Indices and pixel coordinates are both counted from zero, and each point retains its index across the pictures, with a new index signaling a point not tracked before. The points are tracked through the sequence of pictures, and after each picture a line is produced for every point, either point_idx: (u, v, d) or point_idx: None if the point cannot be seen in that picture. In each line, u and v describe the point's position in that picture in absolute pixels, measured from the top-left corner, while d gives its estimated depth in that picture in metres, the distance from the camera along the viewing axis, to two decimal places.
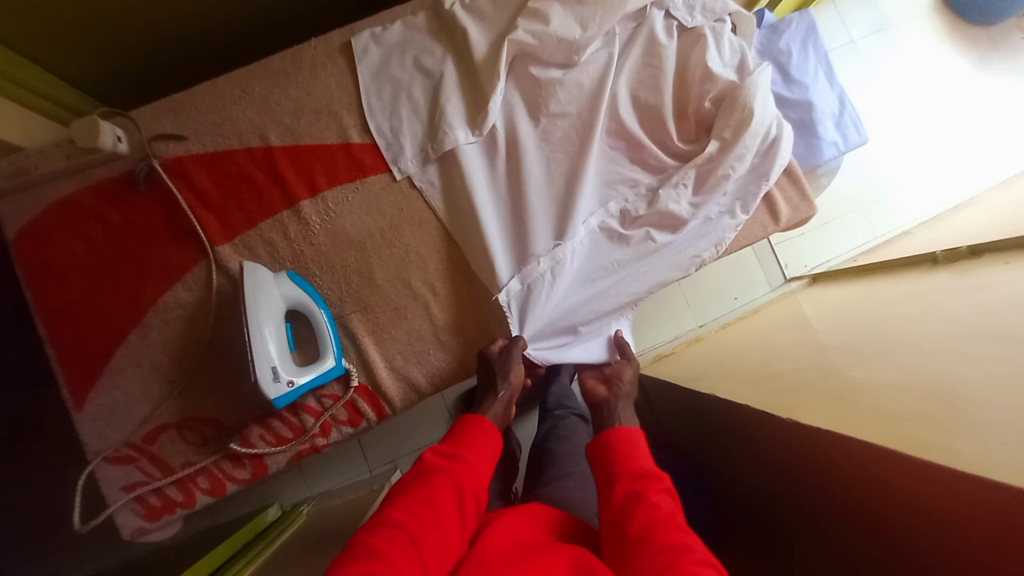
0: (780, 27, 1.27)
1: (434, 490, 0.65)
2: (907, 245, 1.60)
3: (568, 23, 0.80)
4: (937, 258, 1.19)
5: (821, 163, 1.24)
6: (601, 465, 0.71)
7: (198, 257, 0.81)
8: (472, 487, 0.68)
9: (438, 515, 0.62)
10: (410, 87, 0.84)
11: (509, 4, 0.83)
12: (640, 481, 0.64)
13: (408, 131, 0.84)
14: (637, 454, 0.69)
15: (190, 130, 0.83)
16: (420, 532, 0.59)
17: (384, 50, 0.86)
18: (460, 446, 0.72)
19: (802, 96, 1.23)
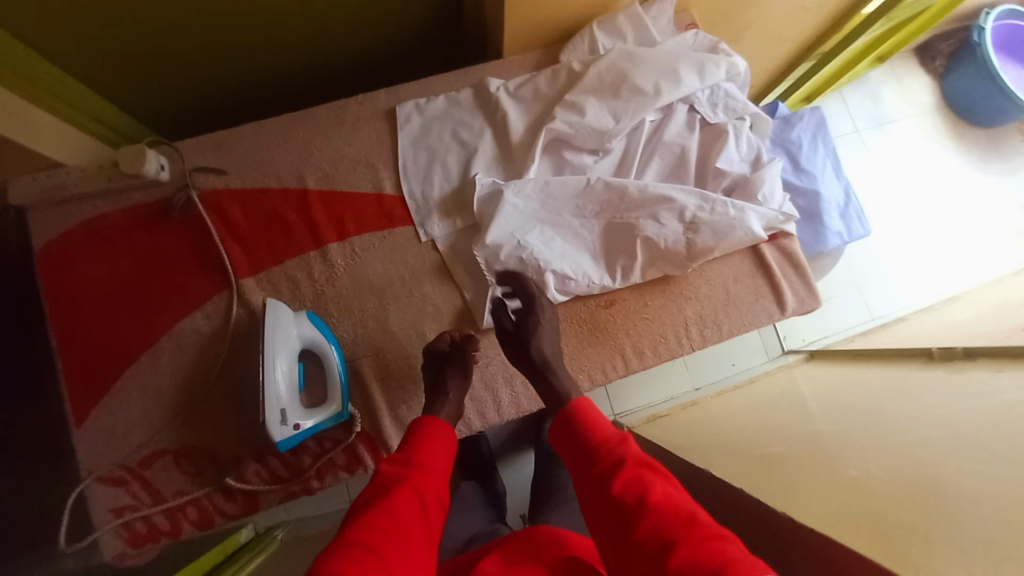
0: (792, 119, 1.35)
1: (397, 503, 0.59)
2: (902, 331, 1.65)
3: (602, 116, 0.87)
4: (933, 355, 1.24)
5: (825, 250, 1.30)
6: (570, 452, 0.64)
7: (220, 287, 0.84)
8: (432, 489, 0.62)
9: (398, 525, 0.56)
10: (447, 153, 0.90)
11: (548, 93, 0.91)
12: (611, 458, 0.59)
13: (439, 197, 0.88)
14: (598, 432, 0.63)
15: (231, 166, 0.88)
16: (382, 550, 0.54)
17: (425, 120, 0.91)
18: (418, 448, 0.67)
19: (810, 186, 1.29)
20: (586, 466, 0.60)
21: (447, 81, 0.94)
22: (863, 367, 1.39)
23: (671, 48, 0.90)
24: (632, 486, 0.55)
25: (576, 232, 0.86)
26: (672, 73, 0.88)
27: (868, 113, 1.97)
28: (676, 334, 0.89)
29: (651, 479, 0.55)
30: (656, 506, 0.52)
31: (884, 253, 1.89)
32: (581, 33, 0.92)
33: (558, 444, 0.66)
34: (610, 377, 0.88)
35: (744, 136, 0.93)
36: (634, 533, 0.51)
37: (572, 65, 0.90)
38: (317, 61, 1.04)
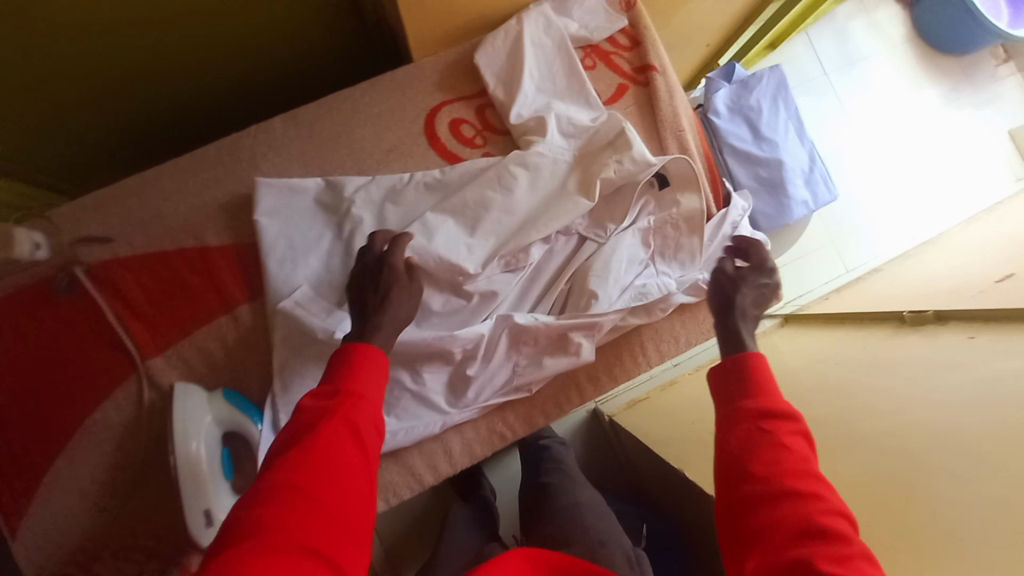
0: (750, 82, 1.24)
1: (333, 452, 0.53)
2: (880, 286, 1.61)
3: (455, 240, 0.78)
4: (904, 319, 1.20)
5: (792, 221, 1.23)
6: (722, 400, 0.69)
7: (127, 370, 0.76)
8: (365, 421, 0.58)
9: (333, 468, 0.52)
10: (292, 266, 0.77)
11: (417, 202, 0.81)
12: (777, 416, 0.64)
13: (324, 270, 0.79)
14: (768, 390, 0.67)
15: (116, 231, 0.78)
16: (297, 512, 0.48)
17: (282, 196, 0.78)
18: (346, 375, 0.61)
19: (772, 155, 1.21)
20: (738, 412, 0.66)
21: (353, 97, 0.83)
22: (837, 334, 1.36)
23: (562, 143, 0.82)
24: (790, 446, 0.61)
25: (421, 361, 0.76)
26: (555, 173, 0.81)
27: (836, 52, 1.85)
28: (631, 353, 0.84)
29: (805, 452, 0.60)
30: (800, 475, 0.58)
31: (857, 202, 1.83)
32: (499, 28, 0.82)
33: (715, 385, 0.72)
34: (566, 408, 0.83)
35: (611, 207, 0.82)
36: (760, 478, 0.58)
37: (434, 172, 0.82)
38: (209, 78, 0.94)
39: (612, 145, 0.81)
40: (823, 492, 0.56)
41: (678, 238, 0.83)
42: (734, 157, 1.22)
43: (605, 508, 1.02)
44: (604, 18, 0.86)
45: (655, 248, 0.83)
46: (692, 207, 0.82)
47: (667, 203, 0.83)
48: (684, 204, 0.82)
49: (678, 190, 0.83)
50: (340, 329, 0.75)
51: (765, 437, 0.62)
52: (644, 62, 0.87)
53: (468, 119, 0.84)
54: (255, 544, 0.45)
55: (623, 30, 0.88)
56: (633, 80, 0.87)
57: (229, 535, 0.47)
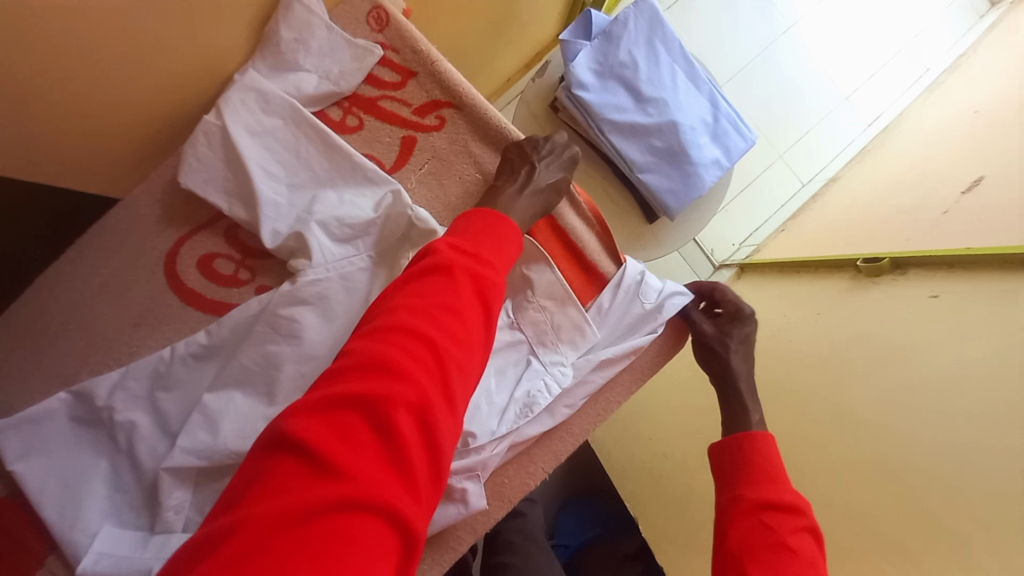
0: (614, 31, 0.96)
1: (464, 319, 0.46)
2: (846, 202, 1.33)
3: (250, 423, 0.60)
4: (860, 270, 0.99)
5: (706, 190, 1.01)
6: (720, 479, 0.64)
7: None
8: (498, 294, 0.50)
9: (455, 323, 0.45)
10: (77, 504, 0.62)
11: (195, 379, 0.63)
12: (783, 504, 0.58)
13: (114, 496, 0.64)
14: (775, 476, 0.61)
15: None
16: (415, 370, 0.41)
17: (21, 434, 0.63)
18: (487, 238, 0.53)
19: (663, 119, 0.97)
20: (735, 502, 0.60)
21: (68, 274, 0.65)
22: (791, 291, 1.14)
23: (339, 250, 0.61)
24: (796, 541, 0.56)
25: None
26: (351, 289, 0.62)
27: None
28: (519, 466, 0.66)
29: (811, 555, 0.55)
30: None
31: (801, 100, 1.53)
32: (199, 129, 0.59)
33: (713, 461, 0.65)
34: (462, 549, 0.64)
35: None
36: None
37: (200, 337, 0.63)
38: None
39: (409, 240, 0.62)
40: None
41: (551, 317, 0.66)
42: (619, 134, 0.97)
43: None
44: (349, 56, 0.63)
45: (531, 337, 0.66)
46: (548, 280, 0.66)
47: (519, 286, 0.67)
48: (536, 277, 0.66)
49: (524, 263, 0.66)
50: (156, 561, 0.60)
51: (769, 532, 0.56)
52: (425, 98, 0.65)
53: (221, 252, 0.64)
54: (372, 393, 0.39)
55: (383, 61, 0.64)
56: (418, 127, 0.65)
57: (345, 370, 0.40)
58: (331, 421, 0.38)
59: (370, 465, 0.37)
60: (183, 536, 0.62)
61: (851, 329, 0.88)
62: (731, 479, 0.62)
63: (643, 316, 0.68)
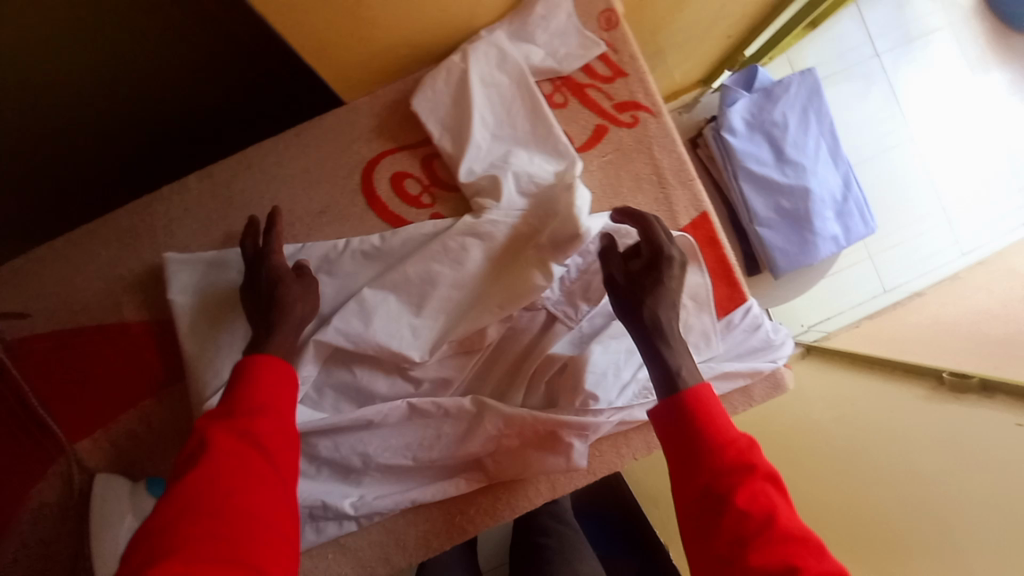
0: (776, 92, 1.03)
1: (237, 480, 0.48)
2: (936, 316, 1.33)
3: (395, 328, 0.68)
4: (945, 381, 1.01)
5: (816, 260, 1.06)
6: (671, 447, 0.54)
7: (53, 454, 0.72)
8: (279, 446, 0.51)
9: (234, 485, 0.47)
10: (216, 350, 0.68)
11: (355, 274, 0.70)
12: (734, 476, 0.50)
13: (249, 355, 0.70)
14: (720, 426, 0.52)
15: (34, 306, 0.72)
16: (250, 468, 0.49)
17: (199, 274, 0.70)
18: (239, 391, 0.53)
19: (798, 183, 1.02)
20: (693, 477, 0.51)
21: (275, 152, 0.73)
22: (862, 382, 1.16)
23: (523, 205, 0.68)
24: (760, 522, 0.47)
25: (386, 452, 0.69)
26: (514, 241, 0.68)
27: None
28: (613, 444, 0.73)
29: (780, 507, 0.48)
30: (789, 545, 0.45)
31: (906, 208, 1.56)
32: (441, 67, 0.68)
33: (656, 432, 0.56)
34: (535, 502, 0.74)
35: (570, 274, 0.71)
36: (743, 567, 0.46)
37: (374, 238, 0.71)
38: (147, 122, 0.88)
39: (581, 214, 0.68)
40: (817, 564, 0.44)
41: (686, 317, 0.69)
42: (752, 184, 1.03)
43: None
44: (576, 42, 0.69)
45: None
46: (696, 285, 0.69)
47: None
48: (685, 278, 0.69)
49: None
50: None
51: (739, 522, 0.47)
52: (628, 97, 0.71)
53: (414, 173, 0.73)
54: (223, 498, 0.46)
55: (603, 56, 0.71)
56: (614, 119, 0.72)
57: (185, 490, 0.46)
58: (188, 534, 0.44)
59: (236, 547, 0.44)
60: (300, 407, 0.69)
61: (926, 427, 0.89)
62: (680, 442, 0.53)
63: (763, 345, 0.73)
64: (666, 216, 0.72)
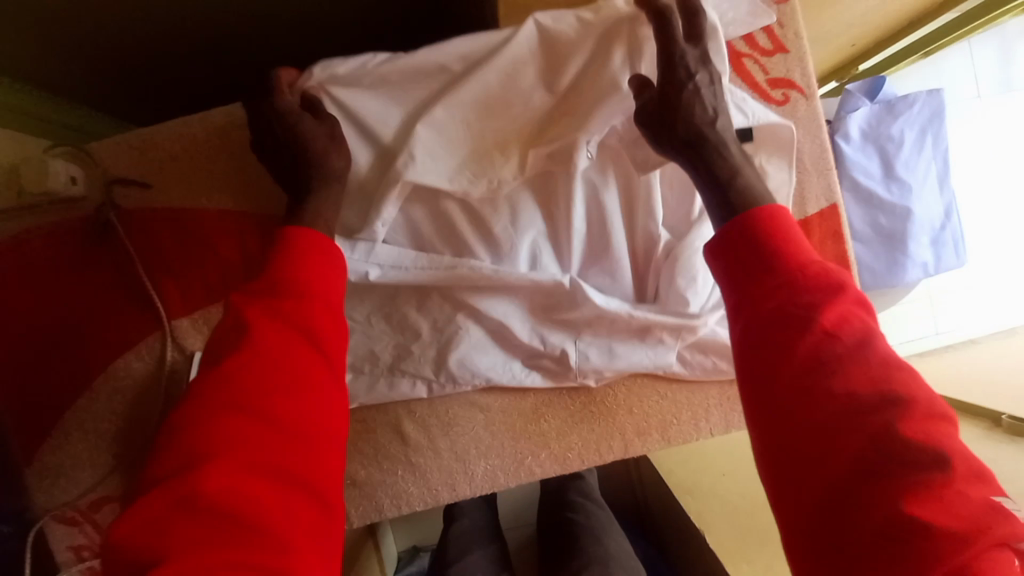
0: (898, 106, 1.01)
1: (290, 364, 0.48)
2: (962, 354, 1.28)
3: (509, 224, 0.69)
4: (1001, 423, 0.95)
5: (900, 283, 1.04)
6: (734, 270, 0.50)
7: (153, 327, 0.74)
8: (331, 332, 0.52)
9: (286, 368, 0.48)
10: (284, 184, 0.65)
11: (416, 103, 0.66)
12: (805, 295, 0.45)
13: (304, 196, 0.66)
14: (790, 247, 0.48)
15: (155, 178, 0.72)
16: (303, 355, 0.49)
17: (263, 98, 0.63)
18: (290, 269, 0.53)
19: (902, 201, 1.01)
20: (757, 297, 0.47)
21: None
22: None
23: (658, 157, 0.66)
24: (839, 347, 0.43)
25: (487, 341, 0.71)
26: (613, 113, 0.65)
27: (993, 68, 1.32)
28: (693, 416, 0.75)
29: (854, 324, 0.44)
30: (862, 367, 0.42)
31: None
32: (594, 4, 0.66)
33: (712, 266, 0.52)
34: (606, 458, 0.75)
35: (686, 201, 0.71)
36: (811, 385, 0.42)
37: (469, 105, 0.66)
38: (277, 25, 0.88)
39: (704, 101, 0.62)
40: (894, 382, 0.41)
41: None
42: (853, 195, 1.02)
43: (637, 566, 0.84)
44: (748, 9, 0.66)
45: None
46: (779, 179, 0.68)
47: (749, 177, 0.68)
48: (772, 171, 0.68)
49: (766, 157, 0.67)
50: (371, 267, 0.66)
51: (808, 337, 0.43)
52: (783, 74, 0.71)
53: None
54: (263, 390, 0.46)
55: (768, 27, 0.69)
56: (764, 95, 0.71)
57: (222, 377, 0.47)
58: (230, 425, 0.44)
59: (279, 434, 0.45)
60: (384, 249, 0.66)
61: (975, 460, 0.88)
62: (747, 267, 0.49)
63: None
64: (795, 200, 0.72)
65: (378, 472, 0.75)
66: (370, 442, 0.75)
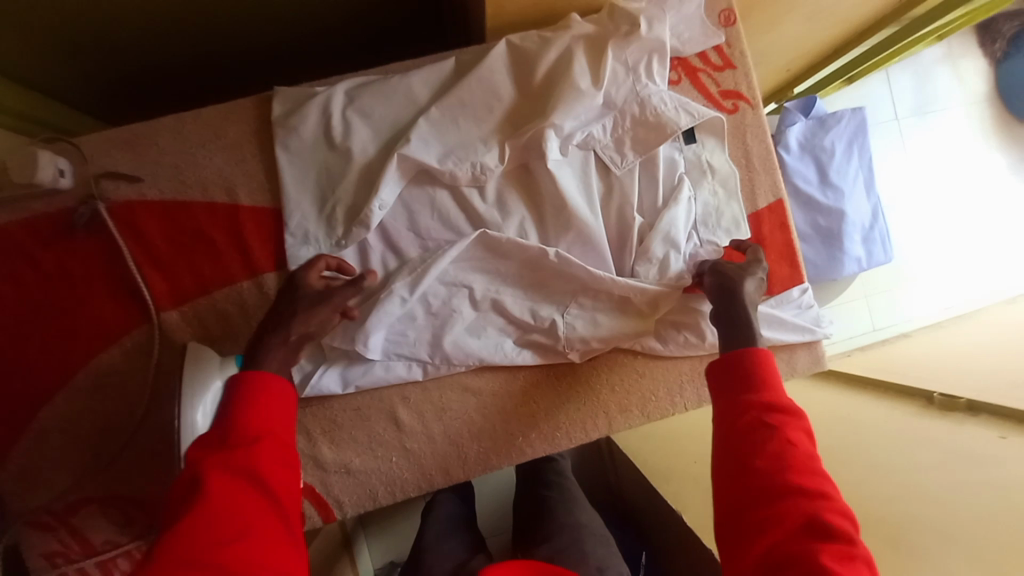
0: (829, 121, 1.16)
1: (236, 522, 0.44)
2: (902, 349, 1.39)
3: (496, 205, 0.76)
4: (933, 400, 1.05)
5: (839, 276, 1.18)
6: (724, 384, 0.60)
7: (138, 320, 0.73)
8: (278, 477, 0.48)
9: (233, 527, 0.43)
10: (295, 171, 0.73)
11: (419, 101, 0.74)
12: (778, 415, 0.55)
13: (311, 185, 0.73)
14: (771, 387, 0.57)
15: (146, 171, 0.73)
16: (251, 506, 0.45)
17: (290, 103, 0.74)
18: (240, 413, 0.51)
19: (836, 204, 1.14)
20: (741, 406, 0.56)
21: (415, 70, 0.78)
22: (846, 392, 1.24)
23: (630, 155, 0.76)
24: (799, 454, 0.52)
25: (478, 320, 0.77)
26: (593, 115, 0.74)
27: (907, 94, 1.52)
28: (668, 392, 0.81)
29: (807, 452, 0.53)
30: (801, 465, 0.51)
31: None
32: (564, 21, 0.74)
33: (709, 379, 0.62)
34: (591, 434, 0.80)
35: (653, 188, 0.78)
36: (767, 454, 0.52)
37: (470, 103, 0.73)
38: (270, 32, 0.92)
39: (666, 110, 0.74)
40: (829, 490, 0.49)
41: (719, 201, 0.80)
42: (795, 198, 1.15)
43: (607, 533, 0.87)
44: (699, 31, 0.78)
45: (700, 212, 0.79)
46: (726, 171, 0.80)
47: (700, 169, 0.80)
48: (717, 167, 0.80)
49: (711, 152, 0.80)
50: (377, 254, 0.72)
51: (770, 437, 0.53)
52: (733, 87, 0.82)
53: None
54: (223, 547, 0.42)
55: (718, 46, 0.80)
56: (718, 104, 0.81)
57: (177, 540, 0.42)
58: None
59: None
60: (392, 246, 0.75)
61: (908, 431, 0.97)
62: (731, 389, 0.59)
63: (814, 324, 0.83)
64: (749, 194, 0.83)
65: (371, 458, 0.76)
66: (363, 430, 0.76)
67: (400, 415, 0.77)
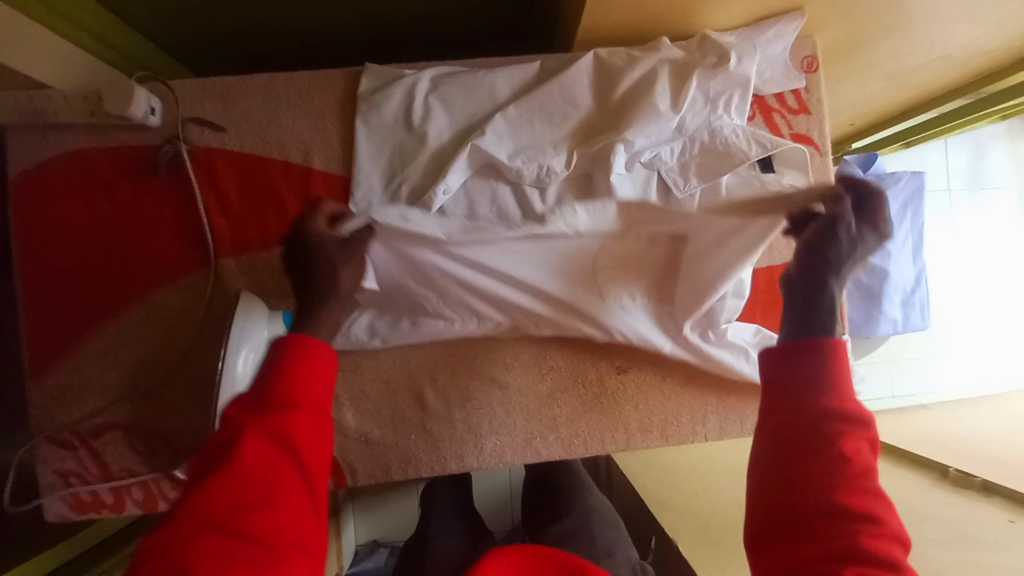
0: (886, 180, 1.16)
1: (261, 497, 0.40)
2: (921, 419, 1.37)
3: None
4: (947, 474, 1.03)
5: (872, 336, 1.17)
6: (782, 373, 0.49)
7: (196, 262, 0.76)
8: (309, 447, 0.44)
9: (260, 497, 0.41)
10: (371, 145, 0.75)
11: (499, 98, 0.76)
12: (844, 421, 0.45)
13: (382, 161, 0.75)
14: (841, 386, 0.47)
15: (231, 123, 0.76)
16: (282, 479, 0.42)
17: (377, 80, 0.76)
18: (278, 374, 0.47)
19: (881, 263, 1.14)
20: (800, 405, 0.46)
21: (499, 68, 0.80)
22: None
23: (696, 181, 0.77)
24: (858, 469, 0.43)
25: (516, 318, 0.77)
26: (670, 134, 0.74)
27: (964, 166, 1.51)
28: (690, 420, 0.82)
29: (868, 466, 0.44)
30: (856, 483, 0.43)
31: None
32: (653, 44, 0.76)
33: (763, 363, 0.51)
34: (607, 448, 0.81)
35: None
36: (820, 467, 0.43)
37: (549, 106, 0.75)
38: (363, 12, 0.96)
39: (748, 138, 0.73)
40: (881, 513, 0.42)
41: None
42: None
43: (618, 517, 0.89)
44: (783, 72, 0.78)
45: None
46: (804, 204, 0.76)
47: None
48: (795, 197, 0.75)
49: None
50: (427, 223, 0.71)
51: (828, 443, 0.44)
52: (805, 132, 0.82)
53: None
54: (242, 516, 0.39)
55: (797, 90, 0.81)
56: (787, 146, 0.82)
57: (193, 510, 0.39)
58: (203, 559, 0.37)
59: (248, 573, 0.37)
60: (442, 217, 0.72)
61: (919, 501, 0.95)
62: (787, 377, 0.48)
63: None
64: None
65: (391, 433, 0.78)
66: (388, 404, 0.78)
67: (427, 397, 0.78)
